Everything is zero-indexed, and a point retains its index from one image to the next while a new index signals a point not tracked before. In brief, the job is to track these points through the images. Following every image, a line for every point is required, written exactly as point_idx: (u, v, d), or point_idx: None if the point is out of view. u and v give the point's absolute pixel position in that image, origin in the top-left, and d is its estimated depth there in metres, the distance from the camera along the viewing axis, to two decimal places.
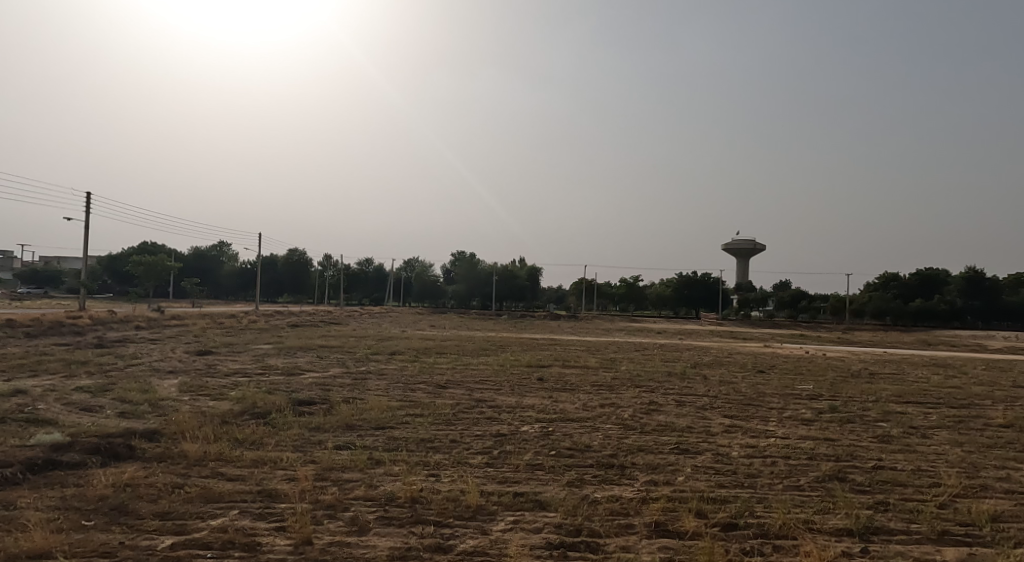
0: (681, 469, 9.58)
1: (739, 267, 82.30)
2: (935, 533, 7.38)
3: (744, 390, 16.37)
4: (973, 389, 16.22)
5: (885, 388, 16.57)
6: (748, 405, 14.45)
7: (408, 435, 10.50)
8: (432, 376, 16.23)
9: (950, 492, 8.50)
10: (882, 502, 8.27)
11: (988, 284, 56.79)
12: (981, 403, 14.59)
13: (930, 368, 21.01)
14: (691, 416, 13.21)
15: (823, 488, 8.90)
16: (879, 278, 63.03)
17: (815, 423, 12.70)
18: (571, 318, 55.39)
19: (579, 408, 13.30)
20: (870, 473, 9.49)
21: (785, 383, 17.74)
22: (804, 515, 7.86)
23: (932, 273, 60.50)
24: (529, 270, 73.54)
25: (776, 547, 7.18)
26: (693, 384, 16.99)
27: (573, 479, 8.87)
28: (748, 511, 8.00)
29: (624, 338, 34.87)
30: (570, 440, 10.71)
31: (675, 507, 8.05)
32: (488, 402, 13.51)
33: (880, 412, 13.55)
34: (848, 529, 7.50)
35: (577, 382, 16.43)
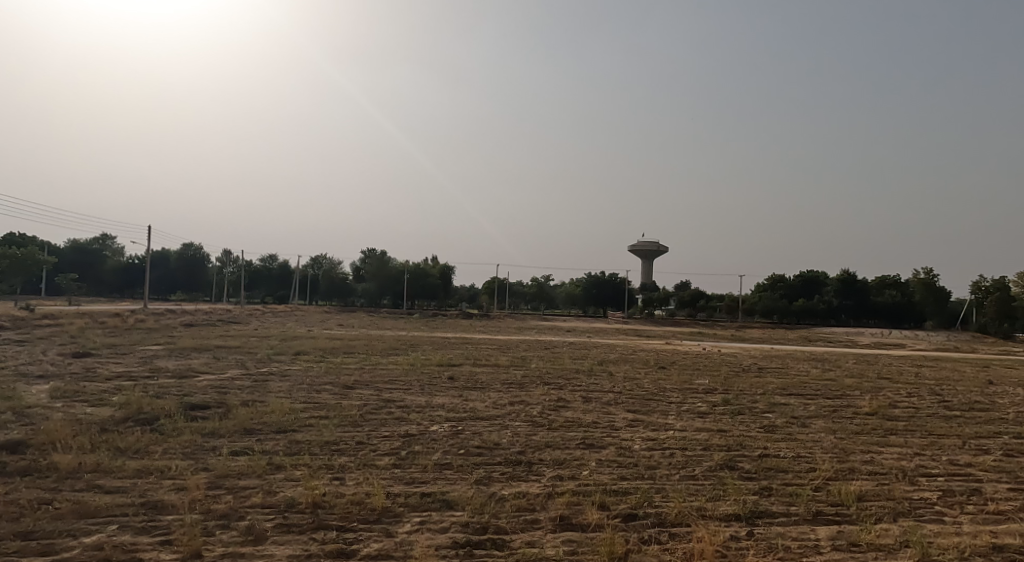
0: (586, 464, 9.81)
1: (643, 267, 85.19)
2: (811, 514, 7.91)
3: (646, 386, 16.94)
4: (846, 381, 17.59)
5: (770, 380, 17.68)
6: (650, 400, 14.99)
7: (311, 438, 10.20)
8: (337, 376, 15.93)
9: (824, 476, 9.14)
10: (766, 488, 8.80)
11: (862, 285, 61.71)
12: (853, 393, 15.81)
13: (810, 362, 22.66)
14: (596, 412, 13.54)
15: (715, 476, 9.37)
16: (770, 281, 66.92)
17: (711, 416, 13.30)
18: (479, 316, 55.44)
19: (488, 407, 13.34)
20: (756, 460, 10.08)
21: (683, 377, 18.59)
22: (697, 503, 8.26)
23: (813, 276, 64.89)
24: (441, 269, 72.93)
25: (672, 534, 7.48)
26: (599, 380, 17.48)
27: (481, 478, 8.89)
28: (648, 501, 8.32)
29: (535, 337, 33.65)
30: (480, 438, 10.74)
31: (578, 501, 8.24)
32: (396, 402, 13.35)
33: (766, 403, 14.42)
34: (736, 514, 7.93)
35: (487, 381, 16.47)
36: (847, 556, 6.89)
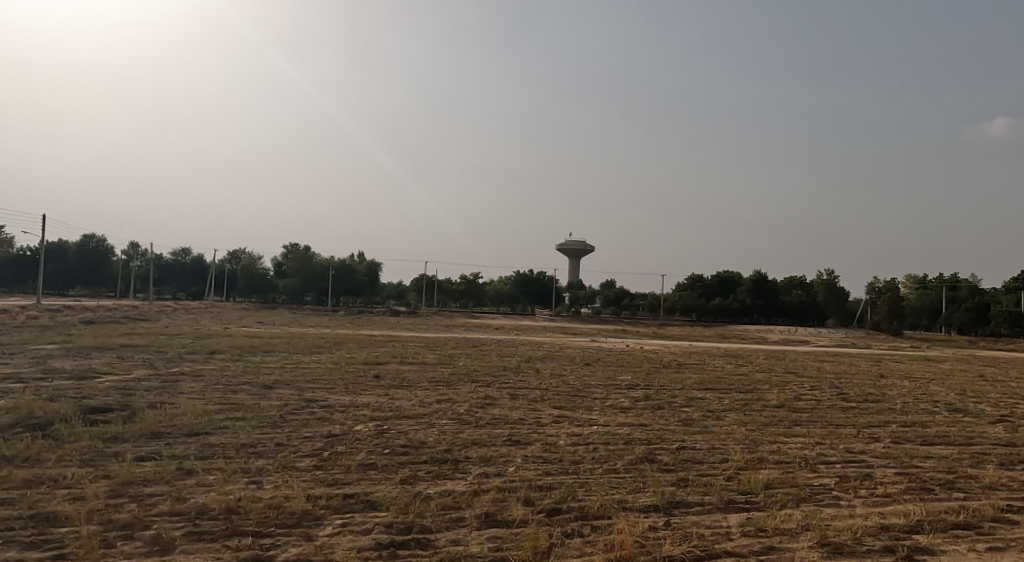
0: (512, 460, 9.88)
1: (570, 265, 86.48)
2: (723, 503, 8.25)
3: (571, 382, 17.23)
4: (758, 376, 18.44)
5: (689, 376, 18.31)
6: (576, 396, 15.25)
7: (226, 441, 9.85)
8: (256, 376, 15.43)
9: (736, 466, 9.55)
10: (683, 479, 9.11)
11: (771, 285, 65.05)
12: (763, 387, 16.59)
13: (725, 358, 23.60)
14: (523, 409, 13.66)
15: (636, 469, 9.63)
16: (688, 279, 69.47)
17: (633, 411, 13.65)
18: (405, 313, 54.89)
19: (414, 405, 13.24)
20: (675, 453, 10.42)
21: (608, 374, 19.00)
22: (619, 495, 8.47)
23: (727, 276, 67.72)
24: (367, 266, 72.41)
25: (594, 527, 7.63)
26: (525, 378, 17.63)
27: (405, 477, 8.81)
28: (571, 495, 8.46)
29: (465, 338, 31.21)
30: (405, 437, 10.64)
31: (504, 497, 8.31)
32: (319, 402, 13.06)
33: (684, 398, 14.93)
34: (655, 505, 8.17)
35: (413, 379, 16.34)
36: (755, 541, 7.22)
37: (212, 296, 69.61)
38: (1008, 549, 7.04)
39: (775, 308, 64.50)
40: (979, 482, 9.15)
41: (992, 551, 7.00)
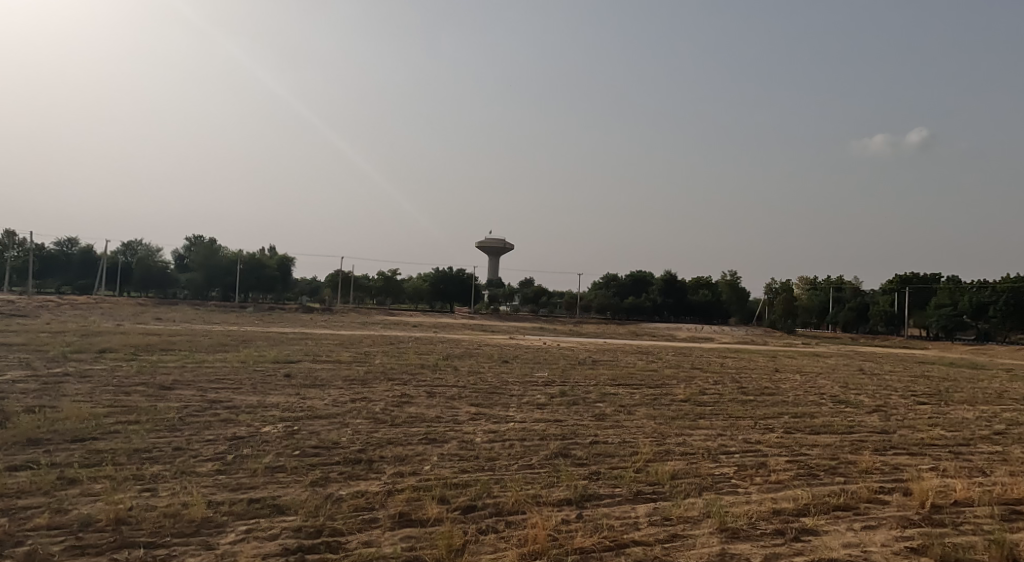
0: (428, 459, 9.88)
1: (490, 263, 86.82)
2: (632, 494, 8.56)
3: (489, 379, 17.34)
4: (667, 371, 19.18)
5: (602, 372, 18.83)
6: (493, 393, 15.38)
7: (116, 446, 9.36)
8: (153, 377, 14.70)
9: (644, 458, 9.93)
10: (595, 472, 9.38)
11: (680, 285, 67.96)
12: (671, 382, 17.26)
13: (637, 355, 24.36)
14: (440, 407, 13.66)
15: (550, 464, 9.83)
16: (604, 279, 71.33)
17: (548, 407, 13.90)
18: (317, 310, 53.51)
19: (327, 404, 12.98)
20: (588, 447, 10.71)
21: (524, 371, 19.26)
22: (533, 490, 8.63)
23: (642, 276, 70.02)
24: (279, 260, 70.64)
25: (508, 522, 7.75)
26: (443, 375, 17.61)
27: (316, 479, 8.65)
28: (487, 492, 8.56)
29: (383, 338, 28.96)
30: (317, 438, 10.43)
31: (419, 496, 8.30)
32: (223, 403, 12.60)
33: (598, 393, 15.34)
34: (568, 499, 8.38)
35: (327, 378, 16.00)
36: (660, 530, 7.53)
37: (102, 291, 65.48)
38: (880, 526, 7.66)
39: (683, 307, 67.33)
40: (858, 466, 9.91)
41: (867, 528, 7.60)
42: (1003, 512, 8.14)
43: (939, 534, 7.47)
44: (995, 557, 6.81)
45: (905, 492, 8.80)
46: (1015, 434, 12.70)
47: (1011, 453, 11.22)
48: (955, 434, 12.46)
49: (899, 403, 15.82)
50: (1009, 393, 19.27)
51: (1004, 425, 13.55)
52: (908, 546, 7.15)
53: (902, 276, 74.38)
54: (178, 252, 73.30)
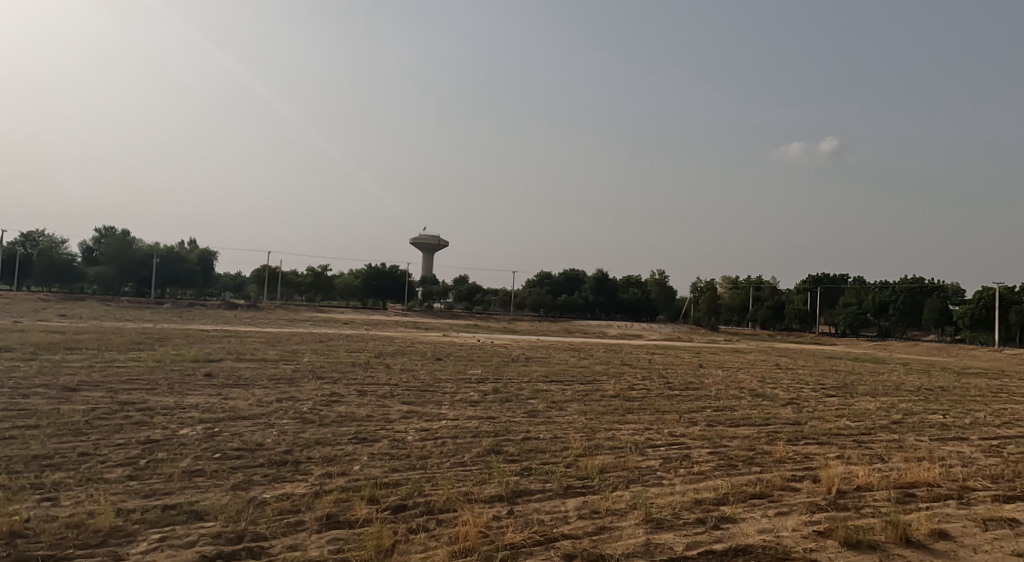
0: (357, 459, 9.69)
1: (424, 259, 86.06)
2: (562, 488, 8.63)
3: (421, 377, 17.16)
4: (597, 368, 19.50)
5: (535, 369, 18.95)
6: (425, 391, 15.23)
7: (13, 454, 8.75)
8: (59, 378, 13.85)
9: (574, 453, 10.02)
10: (526, 468, 9.42)
11: (611, 283, 69.55)
12: (601, 378, 17.54)
13: (569, 352, 24.64)
14: (370, 405, 13.41)
15: (482, 461, 9.80)
16: (538, 277, 72.02)
17: (481, 404, 13.88)
18: (242, 307, 51.83)
19: (251, 405, 12.54)
20: (520, 443, 10.73)
21: (458, 368, 19.17)
22: (465, 488, 8.59)
23: (574, 274, 71.09)
24: (200, 254, 68.78)
25: (439, 521, 7.67)
26: (374, 373, 17.34)
27: (238, 482, 8.34)
28: (418, 490, 8.46)
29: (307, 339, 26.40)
30: (239, 440, 10.05)
31: (347, 497, 8.13)
32: (136, 405, 11.98)
33: (530, 390, 15.42)
34: (499, 495, 8.37)
35: (251, 377, 15.47)
36: (589, 523, 7.62)
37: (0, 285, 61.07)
38: (792, 512, 7.99)
39: (614, 305, 68.83)
40: (773, 456, 10.31)
41: (781, 515, 7.91)
42: (899, 496, 8.63)
43: (846, 518, 7.85)
44: (892, 537, 7.21)
45: (814, 479, 9.22)
46: (912, 423, 13.52)
47: (908, 440, 11.93)
48: (859, 424, 13.15)
49: (811, 396, 16.57)
50: (909, 385, 20.50)
51: (901, 415, 14.40)
52: (816, 529, 7.48)
53: (815, 276, 78.26)
54: (86, 245, 69.54)
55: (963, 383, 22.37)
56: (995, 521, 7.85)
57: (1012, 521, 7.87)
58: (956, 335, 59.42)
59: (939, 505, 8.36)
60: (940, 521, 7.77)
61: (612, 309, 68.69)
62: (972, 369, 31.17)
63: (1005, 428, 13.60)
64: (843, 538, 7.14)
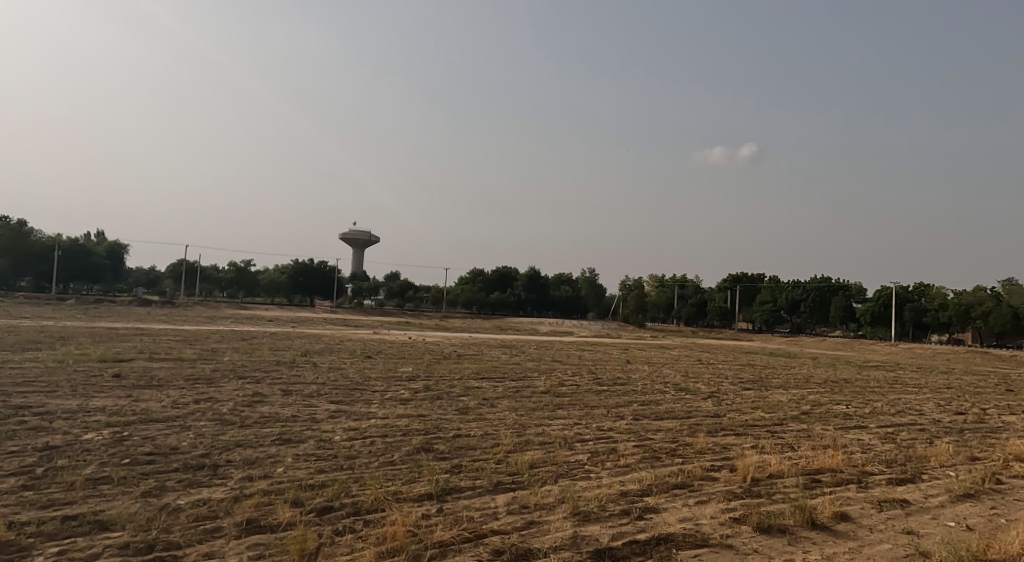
0: (281, 460, 9.34)
1: (353, 255, 84.49)
2: (492, 485, 8.58)
3: (349, 375, 16.79)
4: (529, 364, 19.58)
5: (467, 366, 18.85)
6: (354, 390, 14.90)
7: None
8: None
9: (505, 449, 9.99)
10: (456, 465, 9.32)
11: (543, 281, 70.21)
12: (532, 375, 17.62)
13: (501, 349, 24.65)
14: (296, 405, 12.99)
15: (412, 460, 9.64)
16: (471, 274, 71.97)
17: (412, 402, 13.67)
18: (156, 303, 49.46)
19: (165, 407, 11.93)
20: (451, 441, 10.61)
21: (388, 366, 18.85)
22: (393, 487, 8.42)
23: (507, 271, 71.29)
24: (108, 248, 65.43)
25: (366, 521, 7.48)
26: (301, 372, 16.85)
27: (150, 489, 7.90)
28: (345, 491, 8.23)
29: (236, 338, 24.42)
30: (151, 444, 9.54)
31: (270, 501, 7.82)
32: (34, 409, 11.19)
33: (461, 387, 15.31)
34: (429, 494, 8.24)
35: (165, 378, 14.71)
36: (518, 518, 7.59)
37: None
38: (710, 501, 8.21)
39: (546, 302, 69.55)
40: (694, 448, 10.58)
41: (701, 503, 8.12)
42: (806, 481, 9.02)
43: (759, 504, 8.13)
44: (799, 521, 7.50)
45: (731, 469, 9.51)
46: (819, 413, 14.18)
47: (817, 429, 12.50)
48: (772, 415, 13.70)
49: (729, 389, 17.16)
50: (817, 378, 21.55)
51: (809, 406, 15.10)
52: (733, 516, 7.69)
53: (734, 275, 81.28)
54: None
55: (866, 375, 23.72)
56: (888, 501, 8.29)
57: (902, 501, 8.34)
58: (858, 330, 63.64)
59: (840, 489, 8.79)
60: (843, 504, 8.16)
61: (543, 306, 69.35)
62: (873, 362, 33.16)
63: (899, 416, 14.46)
64: (756, 524, 7.37)
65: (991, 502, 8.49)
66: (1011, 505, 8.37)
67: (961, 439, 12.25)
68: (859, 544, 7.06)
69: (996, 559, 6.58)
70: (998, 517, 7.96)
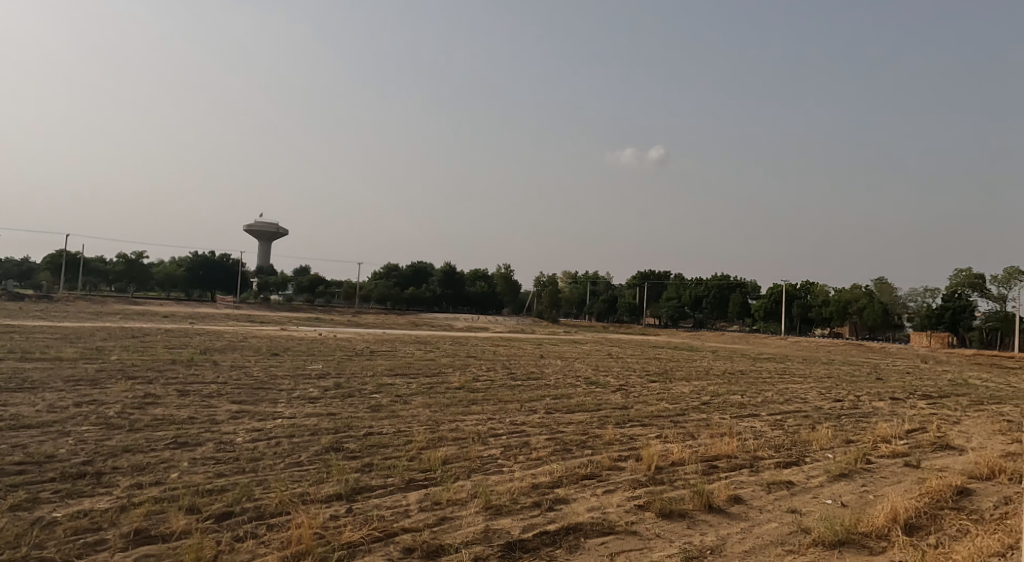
0: (176, 465, 8.77)
1: (259, 249, 81.46)
2: (404, 482, 8.36)
3: (253, 374, 16.05)
4: (443, 360, 19.37)
5: (379, 363, 18.45)
6: (258, 389, 14.25)
7: None
8: None
9: (418, 446, 9.79)
10: (367, 464, 9.04)
11: (459, 277, 70.15)
12: (446, 370, 17.44)
13: (414, 345, 24.30)
14: (193, 406, 12.27)
15: (320, 460, 9.28)
16: (384, 270, 70.85)
17: (320, 401, 13.21)
18: (33, 298, 45.68)
19: (41, 412, 10.95)
20: (361, 439, 10.28)
21: (296, 364, 18.17)
22: (299, 489, 8.05)
23: (422, 267, 70.91)
24: None
25: (269, 526, 7.11)
26: (200, 371, 15.95)
27: (22, 502, 7.21)
28: (246, 495, 7.81)
29: (126, 336, 23.17)
30: (24, 453, 8.72)
31: (161, 509, 7.30)
32: None
33: (374, 384, 14.93)
34: (337, 494, 7.93)
35: (42, 380, 13.52)
36: (430, 515, 7.42)
37: None
38: (617, 490, 8.33)
39: (462, 298, 69.44)
40: (602, 440, 10.73)
41: (609, 493, 8.22)
42: (705, 467, 9.33)
43: (662, 490, 8.32)
44: (699, 505, 7.72)
45: (637, 458, 9.70)
46: (717, 403, 14.76)
47: (715, 418, 12.98)
48: (676, 406, 14.13)
49: (636, 382, 17.59)
50: (716, 370, 22.53)
51: (709, 396, 15.68)
52: (637, 503, 7.83)
53: (642, 273, 83.89)
54: None
55: (759, 367, 25.03)
56: (777, 484, 8.67)
57: (788, 482, 8.74)
58: (753, 325, 67.20)
59: (736, 474, 9.14)
60: (738, 488, 8.48)
61: (459, 302, 69.16)
62: (765, 354, 35.11)
63: (787, 404, 15.29)
64: (659, 510, 7.51)
65: (865, 480, 9.05)
66: (879, 482, 8.96)
67: (838, 423, 13.08)
68: (749, 524, 7.33)
69: (867, 532, 6.98)
70: (869, 493, 8.49)
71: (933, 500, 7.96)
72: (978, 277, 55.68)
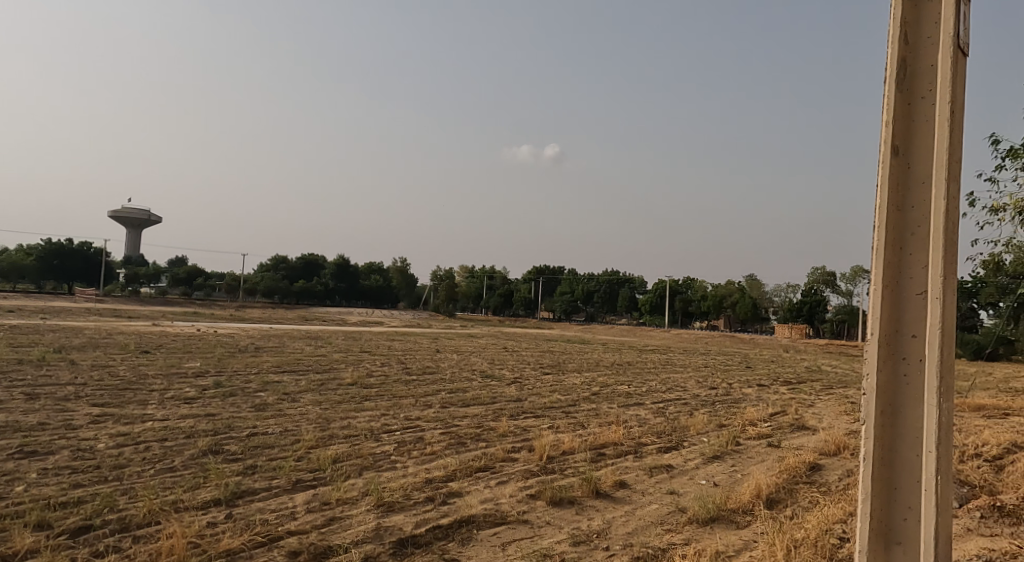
0: (23, 478, 7.81)
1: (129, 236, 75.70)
2: (290, 484, 7.86)
3: (119, 374, 14.73)
4: (333, 356, 18.65)
5: (265, 359, 17.49)
6: (126, 390, 13.06)
7: None
8: None
9: (306, 445, 9.27)
10: (251, 466, 8.45)
11: (352, 269, 68.40)
12: (336, 366, 16.77)
13: (303, 340, 23.34)
14: (45, 411, 11.04)
15: (197, 464, 8.57)
16: (272, 261, 67.69)
17: (198, 401, 12.29)
18: None
19: None
20: (244, 440, 9.61)
21: (170, 362, 16.87)
22: (173, 496, 7.37)
23: (314, 259, 68.34)
24: None
25: (135, 538, 6.44)
26: (56, 372, 14.41)
27: None
28: (109, 506, 7.06)
29: None
30: None
31: (3, 527, 6.45)
32: None
33: (258, 382, 14.09)
34: (214, 500, 7.33)
35: None
36: (318, 516, 6.99)
37: None
38: (510, 481, 8.23)
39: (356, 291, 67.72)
40: (496, 432, 10.63)
41: (502, 484, 8.10)
42: (594, 455, 9.43)
43: (552, 479, 8.29)
44: (587, 492, 7.75)
45: (530, 449, 9.67)
46: (605, 393, 15.06)
47: (603, 408, 13.22)
48: (567, 397, 14.27)
49: (529, 374, 17.68)
50: (604, 361, 23.13)
51: (598, 387, 15.99)
52: (529, 493, 7.75)
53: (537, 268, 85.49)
54: None
55: (644, 358, 25.97)
56: (658, 467, 8.88)
57: (668, 466, 8.99)
58: (638, 318, 70.13)
59: (621, 460, 9.29)
60: (623, 473, 8.61)
61: (353, 296, 67.38)
62: (649, 346, 36.62)
63: (669, 392, 15.86)
64: (550, 498, 7.47)
65: (736, 460, 9.47)
66: (747, 461, 9.40)
67: (713, 408, 13.70)
68: (632, 507, 7.42)
69: (737, 509, 7.25)
70: (738, 472, 8.86)
71: (790, 476, 8.40)
72: (829, 276, 61.04)
